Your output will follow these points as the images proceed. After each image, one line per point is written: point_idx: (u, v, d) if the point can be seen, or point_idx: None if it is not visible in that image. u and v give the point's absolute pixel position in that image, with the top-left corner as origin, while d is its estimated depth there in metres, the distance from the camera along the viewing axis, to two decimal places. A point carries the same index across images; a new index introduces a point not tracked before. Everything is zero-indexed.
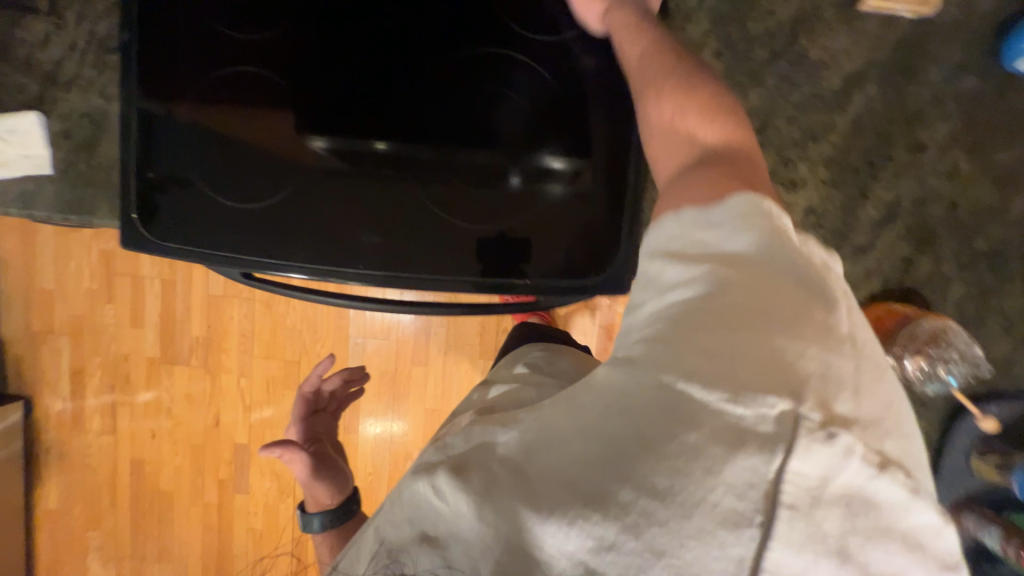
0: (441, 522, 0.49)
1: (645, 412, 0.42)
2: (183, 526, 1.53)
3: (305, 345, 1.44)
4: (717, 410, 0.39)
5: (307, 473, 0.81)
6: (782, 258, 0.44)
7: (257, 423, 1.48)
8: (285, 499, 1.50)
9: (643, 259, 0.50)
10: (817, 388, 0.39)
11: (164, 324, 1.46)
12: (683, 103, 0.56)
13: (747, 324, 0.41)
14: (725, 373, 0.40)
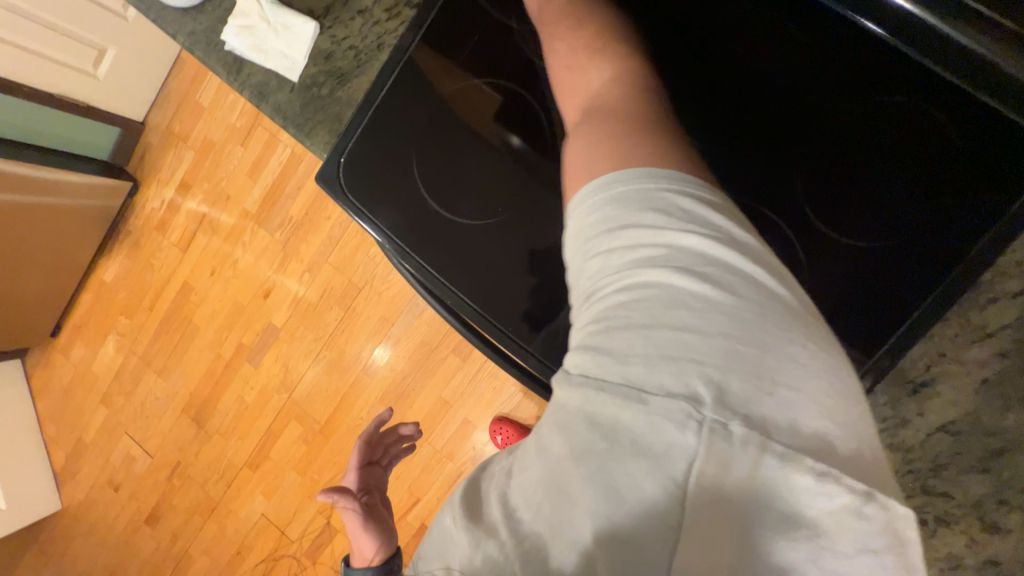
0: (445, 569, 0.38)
1: (564, 436, 0.35)
2: (192, 359, 1.63)
3: (374, 277, 1.46)
4: (623, 426, 0.33)
5: (358, 528, 0.70)
6: (710, 228, 0.38)
7: (296, 316, 1.53)
8: (281, 392, 1.56)
9: (570, 265, 0.43)
10: (732, 394, 0.33)
11: (274, 189, 1.52)
12: (570, 48, 0.54)
13: (683, 335, 0.34)
14: (638, 382, 0.34)
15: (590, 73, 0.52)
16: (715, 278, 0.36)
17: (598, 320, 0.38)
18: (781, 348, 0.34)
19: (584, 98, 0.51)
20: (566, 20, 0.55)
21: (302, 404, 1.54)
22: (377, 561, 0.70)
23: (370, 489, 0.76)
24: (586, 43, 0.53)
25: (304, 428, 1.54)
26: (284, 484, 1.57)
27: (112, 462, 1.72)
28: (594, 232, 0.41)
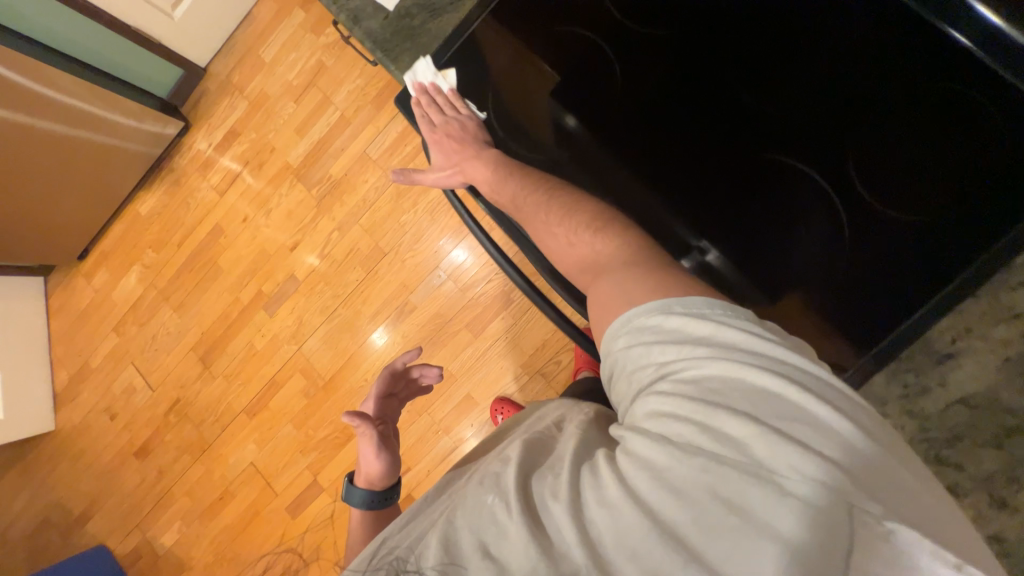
0: (501, 540, 0.46)
1: (675, 490, 0.42)
2: (209, 301, 1.67)
3: (400, 245, 1.50)
4: (755, 497, 0.39)
5: (373, 454, 0.75)
6: (778, 342, 0.48)
7: (317, 272, 1.57)
8: (290, 344, 1.58)
9: (651, 351, 0.51)
10: (847, 481, 0.39)
11: (318, 147, 1.58)
12: (556, 219, 0.67)
13: (774, 421, 0.43)
14: (764, 461, 0.41)
15: (572, 237, 0.66)
16: (795, 380, 0.45)
17: (692, 397, 0.45)
18: (860, 443, 0.42)
19: (568, 254, 0.66)
20: (550, 208, 0.68)
21: (309, 358, 1.56)
22: (381, 485, 0.77)
23: (386, 419, 0.80)
24: (584, 221, 0.65)
25: (307, 383, 1.56)
26: (278, 435, 1.58)
27: (113, 390, 1.74)
28: (673, 328, 0.50)
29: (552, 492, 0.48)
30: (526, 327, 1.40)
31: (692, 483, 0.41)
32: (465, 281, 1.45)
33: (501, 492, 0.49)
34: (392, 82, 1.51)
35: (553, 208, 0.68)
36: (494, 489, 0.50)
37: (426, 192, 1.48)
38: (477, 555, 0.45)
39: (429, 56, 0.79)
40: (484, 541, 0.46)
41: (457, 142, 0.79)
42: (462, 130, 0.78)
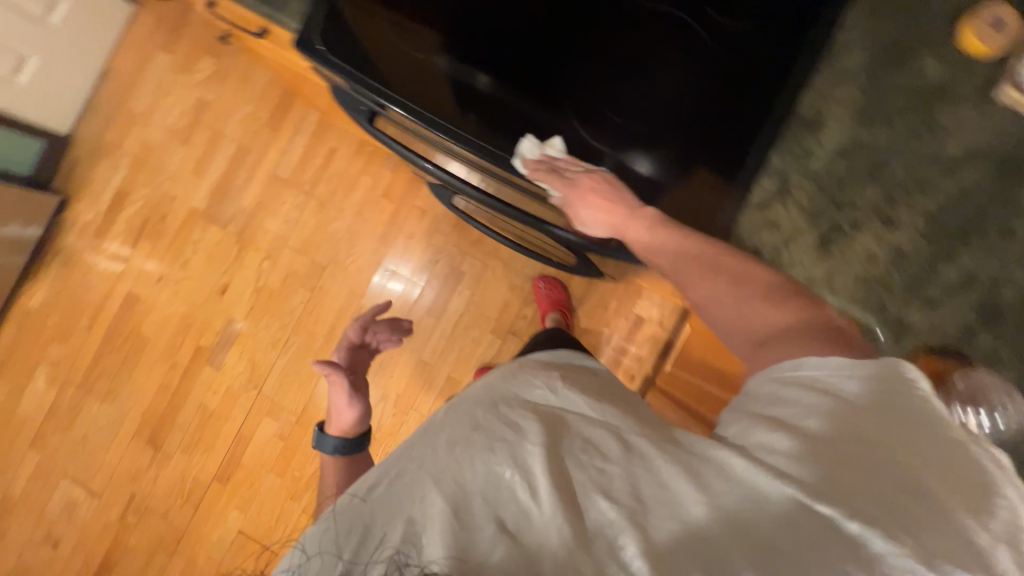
0: (525, 525, 0.39)
1: (783, 521, 0.37)
2: (143, 377, 1.51)
3: (338, 254, 1.47)
4: (850, 537, 0.36)
5: (347, 398, 0.72)
6: (935, 424, 0.41)
7: (257, 307, 1.49)
8: (248, 390, 1.48)
9: (784, 384, 0.46)
10: (945, 547, 0.35)
11: (222, 183, 1.51)
12: (743, 291, 0.54)
13: (911, 480, 0.38)
14: (869, 511, 0.36)
15: (768, 318, 0.52)
16: (938, 464, 0.39)
17: (832, 436, 0.41)
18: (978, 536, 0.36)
19: (758, 334, 0.53)
20: (725, 273, 0.55)
21: (274, 397, 1.47)
22: (355, 430, 0.74)
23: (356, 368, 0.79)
24: (759, 292, 0.53)
25: (278, 425, 1.46)
26: (261, 490, 1.45)
27: (49, 512, 1.50)
28: (835, 374, 0.45)
29: (594, 473, 0.41)
30: (485, 293, 1.43)
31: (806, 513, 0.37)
32: (413, 269, 1.45)
33: (523, 465, 0.41)
34: (282, 100, 1.50)
35: (746, 286, 0.54)
36: (510, 456, 0.42)
37: (349, 195, 1.47)
38: (492, 530, 0.38)
39: (531, 134, 0.62)
40: (502, 520, 0.39)
41: (612, 209, 0.60)
42: (605, 187, 0.60)
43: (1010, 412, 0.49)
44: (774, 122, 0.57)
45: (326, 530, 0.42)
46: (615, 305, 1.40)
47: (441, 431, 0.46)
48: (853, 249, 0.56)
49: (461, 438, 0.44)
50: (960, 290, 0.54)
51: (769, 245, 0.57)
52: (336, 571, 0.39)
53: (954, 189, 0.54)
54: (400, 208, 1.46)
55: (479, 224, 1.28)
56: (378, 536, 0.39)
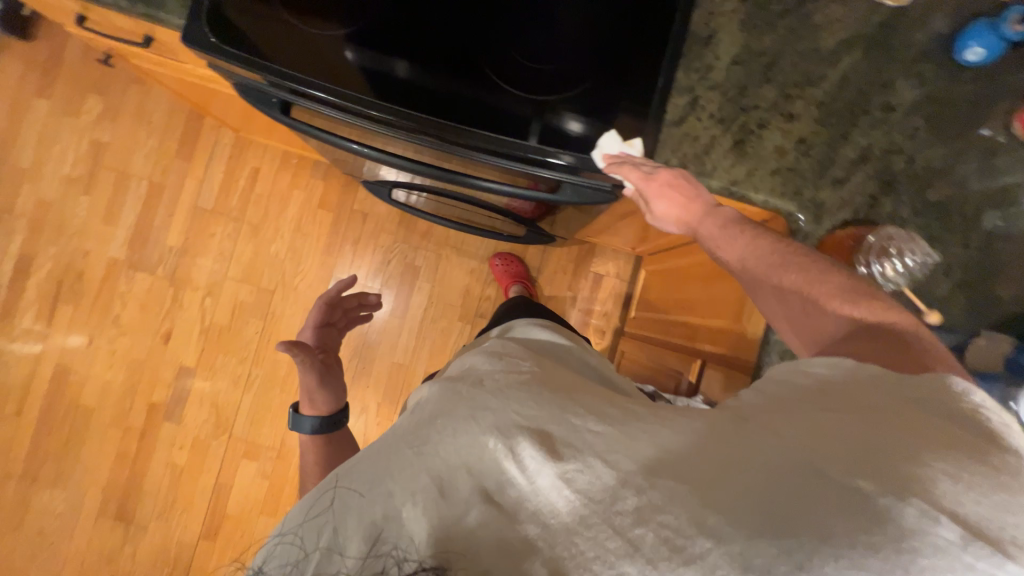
0: (508, 489, 0.42)
1: (796, 488, 0.34)
2: (95, 451, 1.39)
3: (284, 275, 1.41)
4: (835, 484, 0.33)
5: (315, 380, 0.72)
6: (962, 409, 0.37)
7: (208, 347, 1.40)
8: (217, 436, 1.39)
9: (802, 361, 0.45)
10: (936, 494, 0.31)
11: (140, 227, 1.41)
12: (814, 291, 0.49)
13: (949, 454, 0.33)
14: (857, 456, 0.34)
15: (836, 320, 0.47)
16: (960, 442, 0.34)
17: (860, 405, 0.38)
18: (983, 506, 0.31)
19: (822, 339, 0.48)
20: (793, 269, 0.51)
21: (247, 437, 1.39)
22: (327, 411, 0.73)
23: (326, 349, 0.79)
24: (829, 290, 0.48)
25: (258, 464, 1.39)
26: (253, 535, 1.38)
27: None
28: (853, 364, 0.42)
29: (574, 436, 0.43)
30: (444, 282, 1.43)
31: (819, 480, 0.34)
32: (367, 274, 1.42)
33: (505, 434, 0.44)
34: (189, 128, 1.41)
35: (815, 284, 0.49)
36: (496, 427, 0.45)
37: (283, 213, 1.42)
38: (477, 498, 0.41)
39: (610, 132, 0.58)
40: (485, 487, 0.42)
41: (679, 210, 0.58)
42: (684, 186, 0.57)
43: (916, 255, 0.55)
44: (676, 41, 0.60)
45: (320, 498, 0.46)
46: (573, 268, 1.44)
47: (431, 414, 0.51)
48: (764, 146, 0.61)
49: (448, 416, 0.49)
50: (857, 164, 0.61)
51: (696, 159, 0.61)
52: (334, 508, 0.45)
53: (837, 77, 0.61)
54: (340, 216, 1.42)
55: (435, 219, 1.31)
56: (368, 503, 0.44)
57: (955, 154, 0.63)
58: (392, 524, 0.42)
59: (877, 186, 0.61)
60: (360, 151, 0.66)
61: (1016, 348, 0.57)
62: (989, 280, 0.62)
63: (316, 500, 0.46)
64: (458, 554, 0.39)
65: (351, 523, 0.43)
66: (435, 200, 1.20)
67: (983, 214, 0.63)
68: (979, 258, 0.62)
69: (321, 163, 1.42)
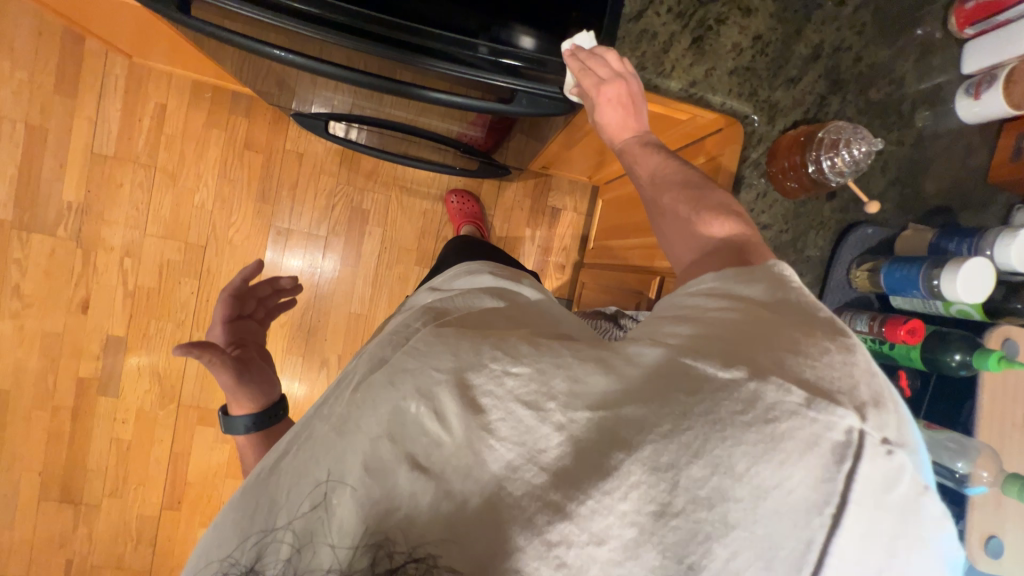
0: (436, 450, 0.37)
1: (693, 396, 0.34)
2: (20, 435, 1.26)
3: (215, 228, 1.28)
4: (717, 382, 0.34)
5: (230, 377, 0.66)
6: (803, 301, 0.39)
7: (137, 313, 1.27)
8: (165, 405, 1.30)
9: (681, 286, 0.46)
10: (796, 376, 0.34)
11: (25, 180, 1.20)
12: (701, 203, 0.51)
13: (797, 333, 0.36)
14: (726, 355, 0.35)
15: (711, 227, 0.49)
16: (806, 330, 0.36)
17: (735, 314, 0.39)
18: (838, 382, 0.33)
19: (699, 245, 0.49)
20: (687, 188, 0.53)
21: (199, 403, 1.31)
22: (258, 407, 0.66)
23: (243, 344, 0.72)
24: (710, 203, 0.51)
25: (216, 429, 1.32)
26: (221, 499, 1.34)
27: None
28: (729, 284, 0.42)
29: (493, 385, 0.37)
30: (397, 226, 1.35)
31: (702, 381, 0.34)
32: (311, 222, 1.31)
33: (425, 395, 0.38)
34: (66, 56, 1.18)
35: (701, 198, 0.52)
36: (414, 388, 0.39)
37: (203, 157, 1.26)
38: (405, 466, 0.37)
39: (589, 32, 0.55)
40: (411, 451, 0.37)
41: (628, 120, 0.57)
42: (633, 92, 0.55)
43: (862, 145, 0.57)
44: None
45: (258, 487, 0.42)
46: (530, 203, 1.41)
47: (360, 379, 0.45)
48: (721, 43, 0.60)
49: (367, 387, 0.41)
50: (811, 62, 0.62)
51: (655, 59, 0.59)
52: (268, 475, 0.43)
53: None
54: (271, 158, 1.28)
55: (384, 155, 1.23)
56: (305, 489, 0.39)
57: (896, 53, 0.64)
58: (326, 506, 0.38)
59: (828, 82, 0.62)
60: (281, 56, 0.57)
61: (938, 235, 0.62)
62: (918, 178, 0.66)
63: (252, 492, 0.42)
64: (399, 524, 0.36)
65: (290, 511, 0.39)
66: (377, 133, 1.10)
67: (917, 112, 0.65)
68: (911, 156, 0.65)
69: (241, 97, 1.25)
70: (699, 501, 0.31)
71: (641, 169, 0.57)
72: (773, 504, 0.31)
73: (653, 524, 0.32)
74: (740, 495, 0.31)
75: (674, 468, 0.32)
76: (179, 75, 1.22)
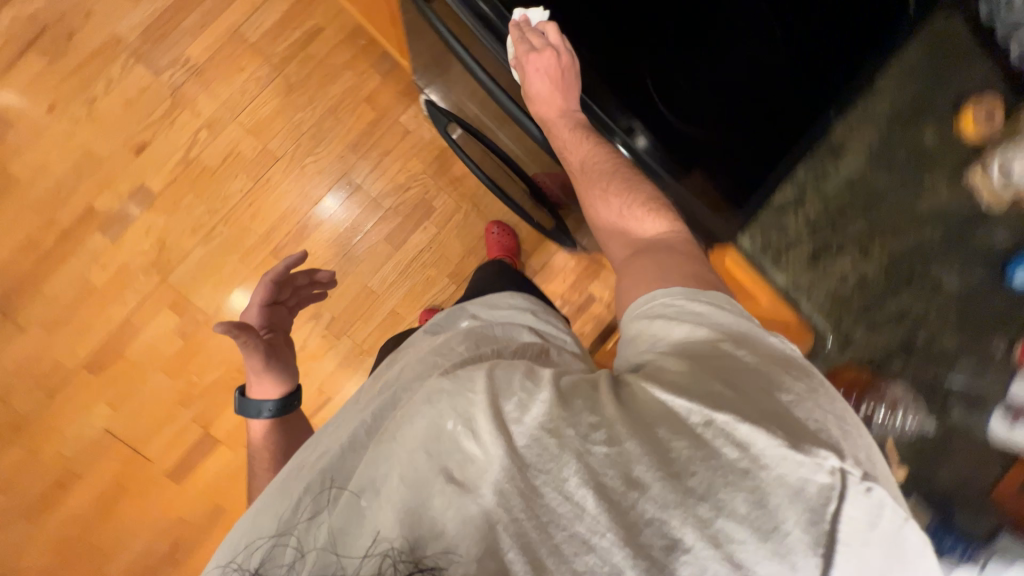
0: (470, 466, 0.38)
1: (694, 443, 0.37)
2: (3, 225, 1.22)
3: (296, 148, 1.30)
4: (717, 429, 0.38)
5: (262, 364, 0.70)
6: (760, 331, 0.46)
7: (181, 180, 1.26)
8: (149, 273, 1.26)
9: (645, 305, 0.52)
10: (776, 421, 0.38)
11: (165, 20, 1.24)
12: (629, 200, 0.62)
13: (763, 372, 0.42)
14: (712, 393, 0.40)
15: (645, 224, 0.61)
16: (768, 365, 0.42)
17: (710, 344, 0.44)
18: (811, 418, 0.39)
19: (635, 239, 0.61)
20: (618, 177, 0.63)
21: (180, 289, 1.27)
22: (278, 394, 0.72)
23: (274, 328, 0.75)
24: (642, 201, 0.62)
25: (180, 320, 1.27)
26: (143, 386, 1.27)
27: None
28: (686, 307, 0.49)
29: (521, 413, 0.40)
30: (451, 235, 1.37)
31: (698, 430, 0.38)
32: (380, 190, 1.33)
33: (463, 415, 0.40)
34: None
35: (631, 191, 0.63)
36: (451, 407, 0.41)
37: (324, 87, 1.30)
38: (441, 481, 0.37)
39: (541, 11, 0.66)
40: (446, 468, 0.38)
41: (555, 94, 0.65)
42: (562, 68, 0.63)
43: (913, 419, 0.68)
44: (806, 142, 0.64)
45: (288, 491, 0.43)
46: (574, 280, 1.44)
47: (403, 391, 0.49)
48: (833, 266, 0.67)
49: (410, 403, 0.44)
50: (893, 321, 0.68)
51: (773, 247, 0.66)
52: (299, 478, 0.44)
53: (915, 237, 0.68)
54: (381, 119, 1.32)
55: (478, 175, 1.26)
56: (342, 495, 0.41)
57: (962, 349, 0.69)
58: (352, 511, 0.39)
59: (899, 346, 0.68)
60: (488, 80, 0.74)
61: (934, 525, 0.68)
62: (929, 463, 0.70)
63: (283, 496, 0.43)
64: (426, 532, 0.36)
65: (326, 516, 0.40)
66: (484, 152, 1.15)
67: (952, 407, 0.70)
68: (932, 440, 0.69)
69: (388, 59, 1.32)
70: (706, 538, 0.34)
71: (573, 155, 0.66)
72: (776, 544, 0.34)
73: (666, 557, 0.34)
74: (744, 539, 0.34)
75: (683, 505, 0.35)
76: (348, 14, 1.29)
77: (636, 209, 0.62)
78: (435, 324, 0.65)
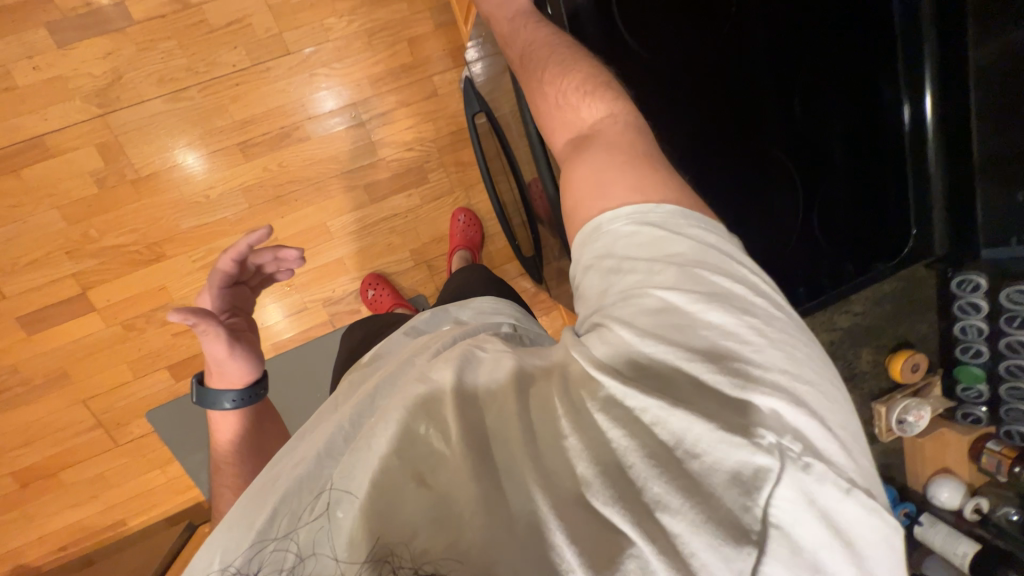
0: (442, 469, 0.36)
1: (635, 431, 0.36)
2: None
3: (312, 52, 1.17)
4: (654, 416, 0.35)
5: (224, 350, 0.67)
6: (721, 266, 0.41)
7: (170, 20, 1.09)
8: (90, 101, 1.09)
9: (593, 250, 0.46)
10: (714, 402, 0.36)
11: None
12: (564, 82, 0.52)
13: (716, 333, 0.38)
14: (656, 367, 0.38)
15: (582, 112, 0.51)
16: (724, 321, 0.38)
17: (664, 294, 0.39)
18: (759, 388, 0.36)
19: (574, 130, 0.51)
20: (556, 64, 0.53)
21: (119, 135, 1.12)
22: (242, 383, 0.70)
23: (237, 311, 0.73)
24: (576, 84, 0.51)
25: (102, 167, 1.12)
26: (28, 217, 1.11)
27: None
28: (638, 240, 0.42)
29: (484, 407, 0.40)
30: (434, 213, 1.31)
31: (628, 412, 0.36)
32: (382, 136, 1.24)
33: (434, 417, 0.39)
34: None
35: (564, 74, 0.52)
36: (423, 412, 0.39)
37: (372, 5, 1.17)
38: (414, 485, 0.36)
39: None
40: (420, 472, 0.36)
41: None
42: None
43: None
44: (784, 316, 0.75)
45: (249, 506, 0.38)
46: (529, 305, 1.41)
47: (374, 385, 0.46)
48: None
49: (390, 397, 0.43)
50: None
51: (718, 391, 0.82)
52: (263, 486, 0.40)
53: None
54: (415, 68, 1.22)
55: (483, 167, 1.22)
56: (320, 499, 0.37)
57: None
58: (334, 517, 0.36)
59: None
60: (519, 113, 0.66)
61: None
62: None
63: (257, 503, 0.38)
64: (400, 533, 0.34)
65: (307, 528, 0.35)
66: (498, 156, 1.10)
67: None
68: None
69: (450, 13, 1.22)
70: (643, 530, 0.32)
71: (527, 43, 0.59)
72: (723, 534, 0.32)
73: (610, 555, 0.32)
74: (683, 532, 0.32)
75: (627, 498, 0.34)
76: None
77: (571, 97, 0.52)
78: (417, 325, 0.59)
